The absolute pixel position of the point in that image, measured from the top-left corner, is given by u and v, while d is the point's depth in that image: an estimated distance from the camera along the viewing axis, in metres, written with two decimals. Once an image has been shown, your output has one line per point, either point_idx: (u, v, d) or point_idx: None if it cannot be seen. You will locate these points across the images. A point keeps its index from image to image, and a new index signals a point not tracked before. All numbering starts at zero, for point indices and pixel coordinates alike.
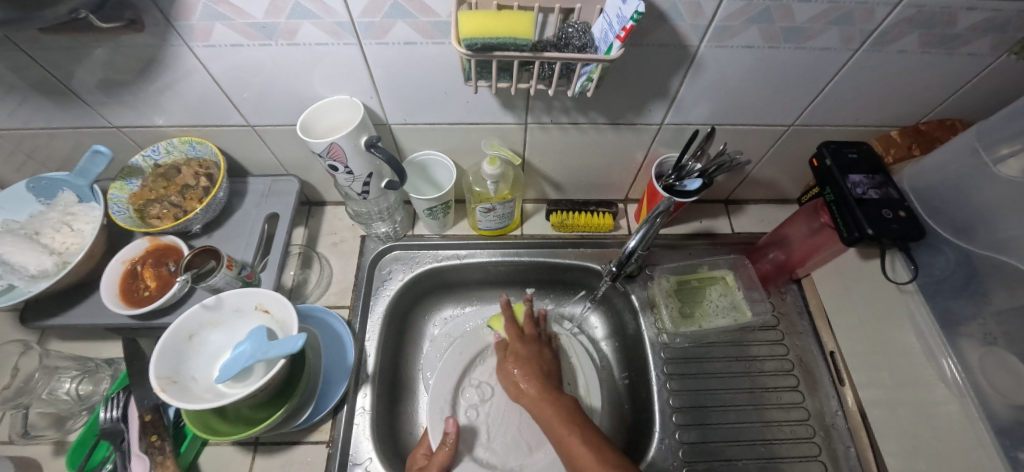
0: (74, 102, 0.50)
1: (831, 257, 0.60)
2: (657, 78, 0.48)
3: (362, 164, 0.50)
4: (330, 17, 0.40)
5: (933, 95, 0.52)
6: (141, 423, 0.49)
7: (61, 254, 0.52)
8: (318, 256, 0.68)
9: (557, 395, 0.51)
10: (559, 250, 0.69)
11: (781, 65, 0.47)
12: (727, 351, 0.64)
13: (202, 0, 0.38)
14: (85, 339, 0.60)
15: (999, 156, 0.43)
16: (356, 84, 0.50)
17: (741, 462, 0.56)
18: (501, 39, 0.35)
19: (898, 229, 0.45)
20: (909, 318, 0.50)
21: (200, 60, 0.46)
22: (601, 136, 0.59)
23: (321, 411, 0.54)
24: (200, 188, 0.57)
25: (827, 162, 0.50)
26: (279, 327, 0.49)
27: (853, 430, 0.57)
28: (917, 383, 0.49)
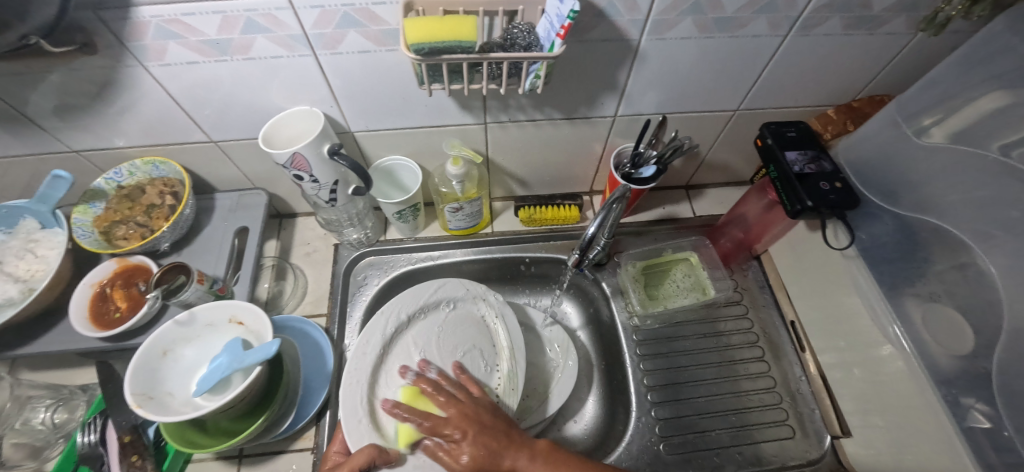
0: (29, 129, 0.50)
1: (785, 231, 0.64)
2: (605, 72, 0.51)
3: (326, 172, 0.51)
4: (282, 31, 0.42)
5: (862, 74, 0.56)
6: (121, 444, 0.48)
7: (27, 281, 0.52)
8: (292, 267, 0.68)
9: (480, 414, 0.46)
10: (529, 245, 0.71)
11: (720, 53, 0.50)
12: (696, 329, 0.67)
13: (152, 21, 0.39)
14: (57, 367, 0.59)
15: (921, 126, 0.48)
16: (315, 94, 0.51)
17: (715, 432, 0.59)
18: (446, 42, 0.37)
19: (835, 199, 0.48)
20: (856, 282, 0.53)
21: (158, 80, 0.46)
22: (559, 131, 0.61)
23: (302, 418, 0.54)
24: (166, 206, 0.57)
25: (768, 141, 0.53)
26: (253, 337, 0.50)
27: (816, 394, 0.61)
28: (867, 343, 0.52)
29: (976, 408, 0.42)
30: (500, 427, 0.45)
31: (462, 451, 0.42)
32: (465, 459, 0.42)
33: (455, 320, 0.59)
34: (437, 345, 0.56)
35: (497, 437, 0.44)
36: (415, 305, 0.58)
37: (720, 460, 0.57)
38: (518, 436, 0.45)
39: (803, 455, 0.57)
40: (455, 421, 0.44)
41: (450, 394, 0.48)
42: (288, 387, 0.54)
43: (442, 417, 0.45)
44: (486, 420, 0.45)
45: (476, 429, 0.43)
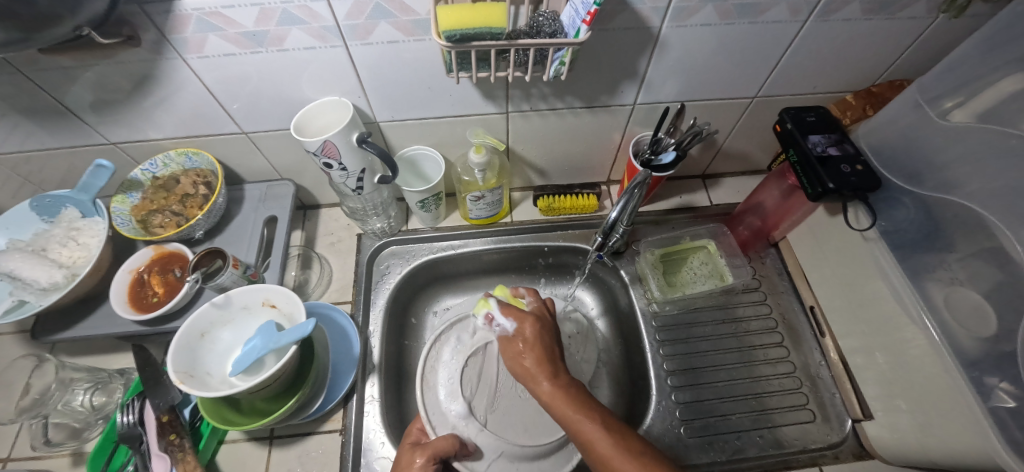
0: (72, 122, 0.52)
1: (803, 218, 0.65)
2: (626, 60, 0.52)
3: (355, 160, 0.53)
4: (316, 22, 0.43)
5: (881, 59, 0.56)
6: (159, 423, 0.50)
7: (70, 267, 0.54)
8: (317, 256, 0.70)
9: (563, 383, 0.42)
10: (548, 234, 0.73)
11: (739, 40, 0.51)
12: (715, 315, 0.68)
13: (195, 13, 0.40)
14: (94, 352, 0.61)
15: (943, 109, 0.48)
16: (344, 85, 0.53)
17: (735, 416, 0.60)
18: (478, 29, 0.38)
19: (856, 182, 0.49)
20: (877, 265, 0.53)
21: (195, 71, 0.48)
22: (578, 120, 0.63)
23: (332, 400, 0.56)
24: (200, 195, 0.59)
25: (788, 126, 0.54)
26: (286, 320, 0.52)
27: (837, 378, 0.61)
28: (889, 326, 0.52)
29: (1001, 387, 0.41)
30: (552, 351, 0.46)
31: (525, 331, 0.48)
32: (522, 345, 0.47)
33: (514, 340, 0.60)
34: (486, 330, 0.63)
35: (551, 338, 0.48)
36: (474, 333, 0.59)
37: (741, 443, 0.57)
38: (557, 365, 0.45)
39: (824, 438, 0.58)
40: (532, 315, 0.50)
41: (546, 304, 0.54)
42: (318, 371, 0.55)
43: (523, 340, 0.47)
44: (521, 345, 0.47)
45: (542, 325, 0.48)
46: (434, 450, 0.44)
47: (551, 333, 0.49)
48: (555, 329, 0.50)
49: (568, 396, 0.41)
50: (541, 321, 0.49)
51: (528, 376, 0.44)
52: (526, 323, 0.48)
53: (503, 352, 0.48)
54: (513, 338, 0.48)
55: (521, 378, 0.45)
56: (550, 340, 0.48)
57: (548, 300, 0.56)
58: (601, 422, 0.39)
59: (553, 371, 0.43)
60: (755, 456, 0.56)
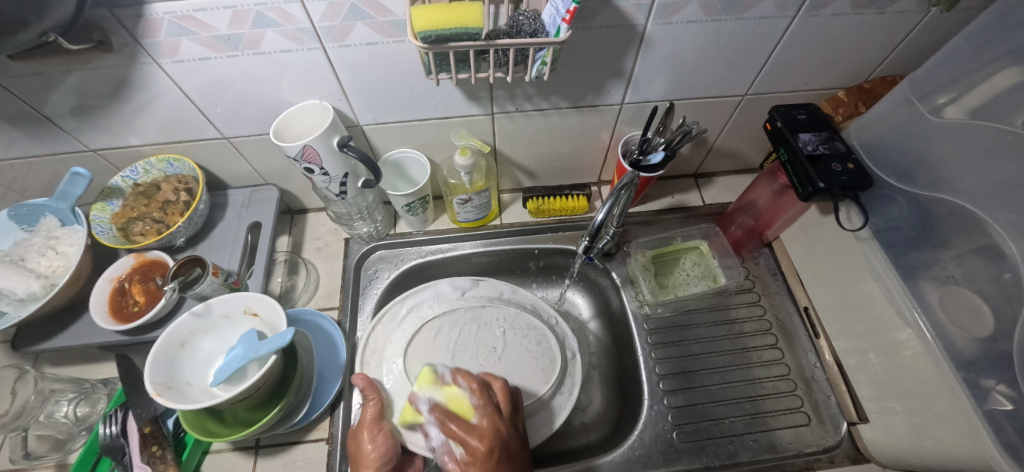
0: (49, 130, 0.51)
1: (796, 217, 0.64)
2: (611, 58, 0.51)
3: (336, 164, 0.52)
4: (292, 24, 0.42)
5: (873, 54, 0.55)
6: (141, 435, 0.49)
7: (48, 277, 0.54)
8: (304, 262, 0.69)
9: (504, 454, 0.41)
10: (537, 236, 0.72)
11: (726, 36, 0.49)
12: (707, 316, 0.67)
13: (166, 17, 0.39)
14: (77, 361, 0.60)
15: (936, 105, 0.47)
16: (324, 88, 0.52)
17: (729, 420, 0.59)
18: (453, 29, 0.37)
19: (848, 180, 0.48)
20: (870, 265, 0.52)
21: (171, 76, 0.47)
22: (566, 120, 0.61)
23: (317, 409, 0.55)
24: (180, 202, 0.58)
25: (778, 125, 0.53)
26: (268, 328, 0.51)
27: (832, 381, 0.60)
28: (884, 327, 0.51)
29: (997, 390, 0.40)
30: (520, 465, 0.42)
31: (473, 446, 0.41)
32: (476, 422, 0.44)
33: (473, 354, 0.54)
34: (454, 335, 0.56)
35: (510, 427, 0.44)
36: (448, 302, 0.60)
37: (735, 447, 0.56)
38: (518, 463, 0.42)
39: (819, 442, 0.57)
40: (485, 398, 0.46)
41: (496, 406, 0.45)
42: (302, 380, 0.55)
43: (474, 424, 0.43)
44: (475, 447, 0.41)
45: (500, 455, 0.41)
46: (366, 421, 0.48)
47: (512, 456, 0.42)
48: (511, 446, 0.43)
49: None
50: (493, 452, 0.41)
51: (475, 470, 0.41)
52: (484, 412, 0.44)
53: (450, 431, 0.43)
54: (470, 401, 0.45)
55: (466, 466, 0.42)
56: (514, 466, 0.41)
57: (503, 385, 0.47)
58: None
59: (507, 448, 0.42)
60: (748, 461, 0.55)
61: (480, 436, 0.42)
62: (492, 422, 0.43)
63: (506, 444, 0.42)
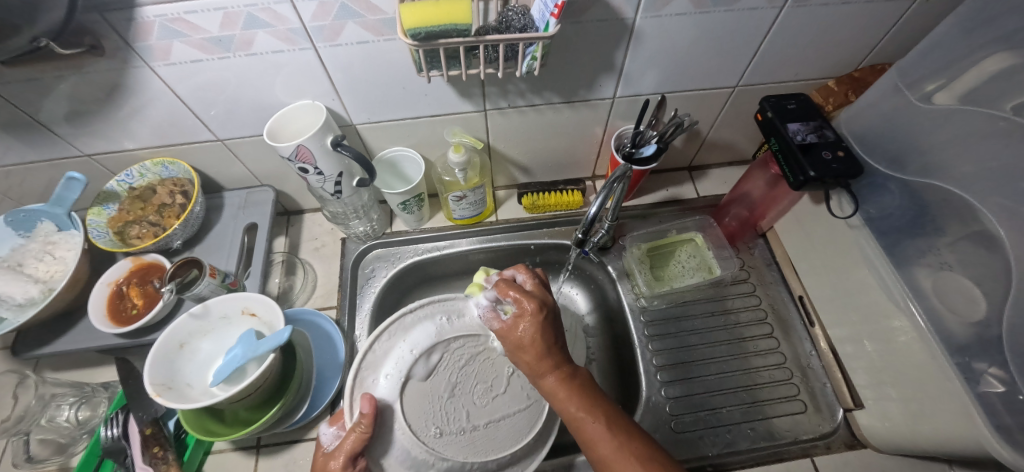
0: (44, 136, 0.51)
1: (789, 207, 0.65)
2: (602, 52, 0.51)
3: (331, 164, 0.52)
4: (283, 25, 0.42)
5: (862, 43, 0.55)
6: (143, 436, 0.50)
7: (47, 282, 0.54)
8: (301, 262, 0.70)
9: (547, 334, 0.41)
10: (533, 232, 0.72)
11: (716, 28, 0.50)
12: (704, 307, 0.67)
13: (157, 19, 0.39)
14: (77, 366, 0.61)
15: (925, 92, 0.47)
16: (316, 88, 0.52)
17: (726, 409, 0.59)
18: (443, 26, 0.37)
19: (838, 169, 0.48)
20: (863, 253, 0.53)
21: (164, 80, 0.47)
22: (559, 116, 0.62)
23: (317, 407, 0.56)
24: (177, 205, 0.59)
25: (769, 115, 0.53)
26: (267, 328, 0.51)
27: (827, 368, 0.61)
28: (877, 314, 0.52)
29: (990, 372, 0.40)
30: (559, 337, 0.42)
31: (519, 330, 0.42)
32: (522, 336, 0.41)
33: (484, 372, 0.49)
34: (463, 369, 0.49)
35: (554, 329, 0.42)
36: (430, 340, 0.48)
37: (732, 436, 0.57)
38: (561, 354, 0.42)
39: (816, 429, 0.57)
40: (533, 299, 0.43)
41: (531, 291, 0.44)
42: (302, 379, 0.55)
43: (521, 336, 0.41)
44: (523, 335, 0.41)
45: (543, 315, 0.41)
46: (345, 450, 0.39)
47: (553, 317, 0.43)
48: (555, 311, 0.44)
49: (570, 396, 0.40)
50: (542, 309, 0.42)
51: (536, 376, 0.42)
52: (524, 317, 0.42)
53: (498, 335, 0.43)
54: (514, 322, 0.42)
55: (527, 372, 0.42)
56: (555, 327, 0.42)
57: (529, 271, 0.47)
58: (604, 421, 0.38)
59: (553, 364, 0.41)
60: (746, 449, 0.56)
61: (528, 318, 0.41)
62: (542, 315, 0.41)
63: (546, 328, 0.41)
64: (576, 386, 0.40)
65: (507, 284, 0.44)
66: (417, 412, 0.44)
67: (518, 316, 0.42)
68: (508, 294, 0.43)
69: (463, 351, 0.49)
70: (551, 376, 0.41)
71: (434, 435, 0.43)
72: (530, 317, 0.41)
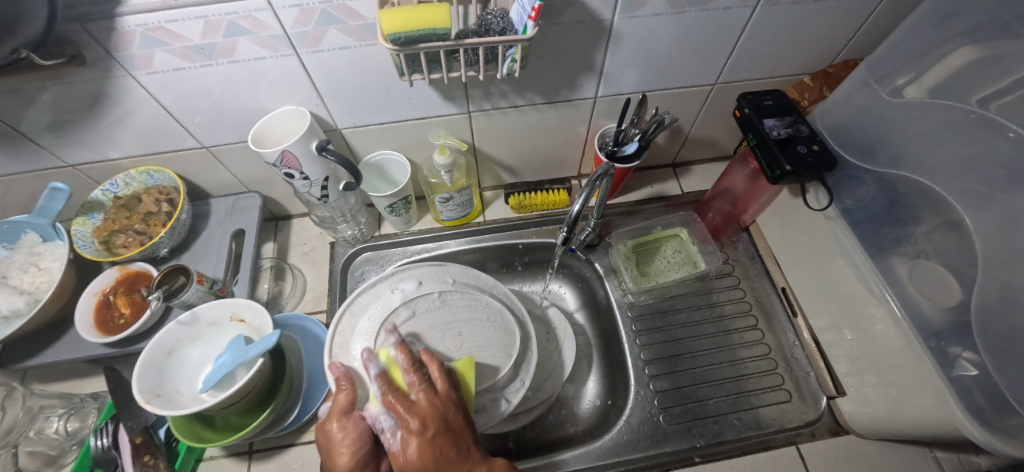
0: (27, 147, 0.51)
1: (770, 201, 0.66)
2: (582, 53, 0.52)
3: (317, 168, 0.53)
4: (265, 32, 0.43)
5: (834, 40, 0.57)
6: (133, 446, 0.49)
7: (32, 293, 0.54)
8: (290, 267, 0.70)
9: (451, 420, 0.37)
10: (521, 231, 0.73)
11: (692, 27, 0.51)
12: (690, 301, 0.68)
13: (138, 29, 0.40)
14: (67, 377, 0.61)
15: (894, 86, 0.49)
16: (300, 94, 0.52)
17: (713, 401, 0.60)
18: (422, 31, 0.38)
19: (813, 162, 0.49)
20: (840, 244, 0.54)
21: (147, 88, 0.47)
22: (543, 116, 0.63)
23: (308, 411, 0.56)
24: (163, 213, 0.59)
25: (746, 111, 0.54)
26: (256, 333, 0.52)
27: (811, 358, 0.62)
28: (855, 303, 0.53)
29: (963, 356, 0.41)
30: (464, 439, 0.37)
31: (409, 453, 0.36)
32: (411, 455, 0.36)
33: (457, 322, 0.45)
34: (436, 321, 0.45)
35: (452, 443, 0.36)
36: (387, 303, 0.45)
37: (720, 427, 0.58)
38: (469, 454, 0.37)
39: (801, 417, 0.58)
40: (421, 410, 0.37)
41: (432, 382, 0.38)
42: (292, 383, 0.55)
43: (408, 397, 0.38)
44: (413, 455, 0.36)
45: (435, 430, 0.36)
46: (338, 406, 0.40)
47: (450, 431, 0.36)
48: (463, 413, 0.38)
49: None
50: (427, 426, 0.36)
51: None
52: (411, 435, 0.36)
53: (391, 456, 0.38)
54: (405, 438, 0.36)
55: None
56: (464, 427, 0.37)
57: (440, 365, 0.39)
58: None
59: (463, 458, 0.36)
60: (733, 439, 0.57)
61: (433, 443, 0.36)
62: (442, 433, 0.36)
63: (450, 437, 0.36)
64: (471, 463, 0.37)
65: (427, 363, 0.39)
66: (389, 363, 0.41)
67: (426, 428, 0.36)
68: (416, 382, 0.37)
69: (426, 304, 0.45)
70: (445, 453, 0.36)
71: (404, 384, 0.40)
72: (416, 418, 0.36)
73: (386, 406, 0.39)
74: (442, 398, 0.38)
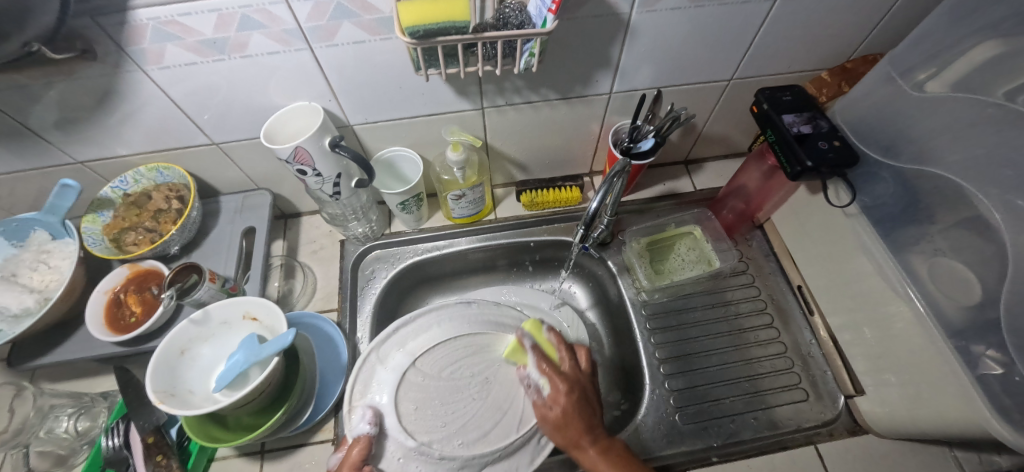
0: (36, 144, 0.51)
1: (786, 198, 0.65)
2: (599, 48, 0.51)
3: (329, 165, 0.52)
4: (278, 26, 0.42)
5: (853, 34, 0.56)
6: (145, 445, 0.49)
7: (42, 291, 0.54)
8: (300, 265, 0.69)
9: (585, 385, 0.43)
10: (532, 229, 0.72)
11: (710, 22, 0.50)
12: (704, 300, 0.68)
13: (150, 23, 0.39)
14: (75, 376, 0.60)
15: (916, 81, 0.48)
16: (313, 89, 0.52)
17: (729, 400, 0.59)
18: (441, 24, 0.37)
19: (834, 158, 0.49)
20: (859, 241, 0.53)
21: (158, 84, 0.47)
22: (556, 112, 0.62)
23: (321, 410, 0.55)
24: (173, 211, 0.58)
25: (764, 107, 0.53)
26: (268, 332, 0.51)
27: (828, 357, 0.62)
28: (877, 301, 0.52)
29: (988, 355, 0.41)
30: (593, 406, 0.43)
31: (559, 402, 0.41)
32: (558, 413, 0.41)
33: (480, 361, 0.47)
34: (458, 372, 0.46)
35: (587, 401, 0.43)
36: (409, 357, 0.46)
37: (736, 426, 0.57)
38: (594, 426, 0.42)
39: (818, 416, 0.58)
40: (569, 380, 0.43)
41: (579, 363, 0.46)
42: (304, 382, 0.55)
43: (559, 368, 0.44)
44: (564, 401, 0.41)
45: (578, 397, 0.41)
46: (351, 459, 0.38)
47: (587, 397, 0.43)
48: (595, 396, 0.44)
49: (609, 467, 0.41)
50: (573, 391, 0.42)
51: (572, 446, 0.42)
52: (560, 395, 0.41)
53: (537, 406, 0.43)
54: (549, 403, 0.42)
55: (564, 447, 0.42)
56: (590, 403, 0.43)
57: (587, 351, 0.48)
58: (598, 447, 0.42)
59: (592, 435, 0.41)
60: (750, 439, 0.56)
61: (563, 391, 0.42)
62: (575, 383, 0.43)
63: (585, 387, 0.44)
64: (592, 434, 0.41)
65: (546, 356, 0.44)
66: (414, 414, 0.42)
67: (558, 380, 0.42)
68: (562, 347, 0.45)
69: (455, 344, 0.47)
70: (564, 394, 0.41)
71: (428, 434, 0.41)
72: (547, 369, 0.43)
73: (407, 457, 0.40)
74: (566, 372, 0.44)
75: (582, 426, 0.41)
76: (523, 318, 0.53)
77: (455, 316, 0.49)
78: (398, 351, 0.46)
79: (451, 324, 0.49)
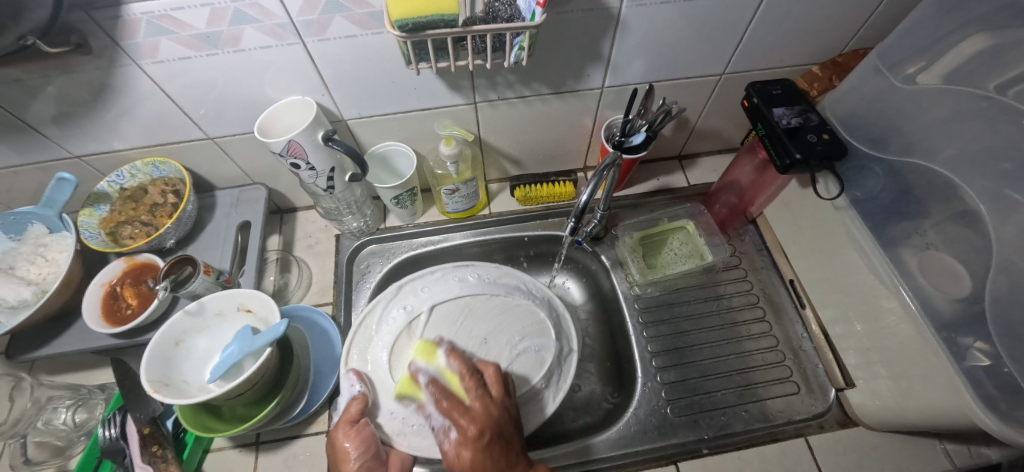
0: (33, 138, 0.51)
1: (778, 192, 0.66)
2: (590, 42, 0.51)
3: (322, 158, 0.52)
4: (270, 20, 0.42)
5: (844, 28, 0.56)
6: (140, 436, 0.49)
7: (39, 284, 0.55)
8: (296, 260, 0.70)
9: (490, 413, 0.40)
10: (527, 224, 0.73)
11: (701, 16, 0.50)
12: (697, 294, 0.68)
13: (143, 17, 0.39)
14: (72, 369, 0.61)
15: (905, 75, 0.48)
16: (306, 84, 0.52)
17: (721, 393, 0.60)
18: (430, 17, 0.37)
19: (823, 150, 0.49)
20: (850, 235, 0.53)
21: (153, 78, 0.47)
22: (549, 107, 0.62)
23: (315, 402, 0.56)
24: (169, 204, 0.59)
25: (755, 100, 0.54)
26: (262, 324, 0.52)
27: (819, 350, 0.62)
28: (868, 294, 0.52)
29: (975, 347, 0.41)
30: (508, 430, 0.40)
31: (464, 455, 0.38)
32: (468, 454, 0.38)
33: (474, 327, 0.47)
34: (455, 336, 0.46)
35: (496, 449, 0.38)
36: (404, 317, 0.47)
37: (727, 419, 0.58)
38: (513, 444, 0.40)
39: (809, 409, 0.58)
40: (478, 422, 0.39)
41: (486, 386, 0.41)
42: (298, 375, 0.55)
43: (463, 404, 0.40)
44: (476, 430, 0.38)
45: (484, 438, 0.38)
46: (349, 414, 0.42)
47: (503, 427, 0.40)
48: (511, 417, 0.41)
49: None
50: (483, 433, 0.38)
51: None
52: (467, 441, 0.38)
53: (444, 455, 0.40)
54: (450, 436, 0.39)
55: None
56: (506, 437, 0.39)
57: (495, 368, 0.43)
58: None
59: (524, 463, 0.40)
60: (741, 431, 0.57)
61: (467, 441, 0.38)
62: (485, 418, 0.39)
63: (501, 415, 0.40)
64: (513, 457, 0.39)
65: (464, 373, 0.41)
66: (405, 373, 0.45)
67: (475, 444, 0.38)
68: (440, 392, 0.41)
69: (449, 308, 0.48)
70: (473, 430, 0.38)
71: (422, 394, 0.44)
72: (466, 431, 0.38)
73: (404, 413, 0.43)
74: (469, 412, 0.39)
75: (499, 452, 0.38)
76: (533, 284, 0.55)
77: (450, 279, 0.51)
78: (396, 316, 0.48)
79: (439, 288, 0.50)
